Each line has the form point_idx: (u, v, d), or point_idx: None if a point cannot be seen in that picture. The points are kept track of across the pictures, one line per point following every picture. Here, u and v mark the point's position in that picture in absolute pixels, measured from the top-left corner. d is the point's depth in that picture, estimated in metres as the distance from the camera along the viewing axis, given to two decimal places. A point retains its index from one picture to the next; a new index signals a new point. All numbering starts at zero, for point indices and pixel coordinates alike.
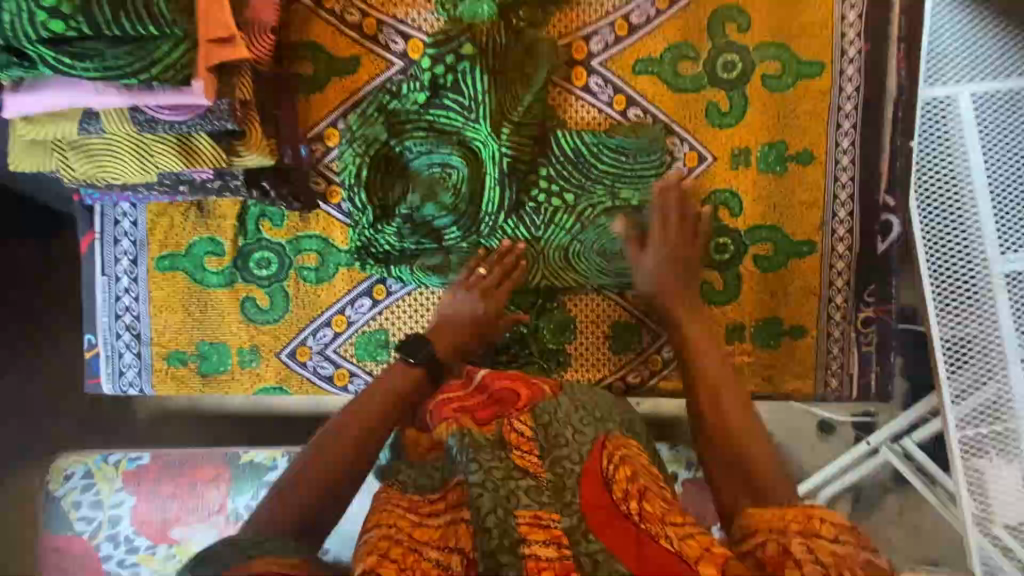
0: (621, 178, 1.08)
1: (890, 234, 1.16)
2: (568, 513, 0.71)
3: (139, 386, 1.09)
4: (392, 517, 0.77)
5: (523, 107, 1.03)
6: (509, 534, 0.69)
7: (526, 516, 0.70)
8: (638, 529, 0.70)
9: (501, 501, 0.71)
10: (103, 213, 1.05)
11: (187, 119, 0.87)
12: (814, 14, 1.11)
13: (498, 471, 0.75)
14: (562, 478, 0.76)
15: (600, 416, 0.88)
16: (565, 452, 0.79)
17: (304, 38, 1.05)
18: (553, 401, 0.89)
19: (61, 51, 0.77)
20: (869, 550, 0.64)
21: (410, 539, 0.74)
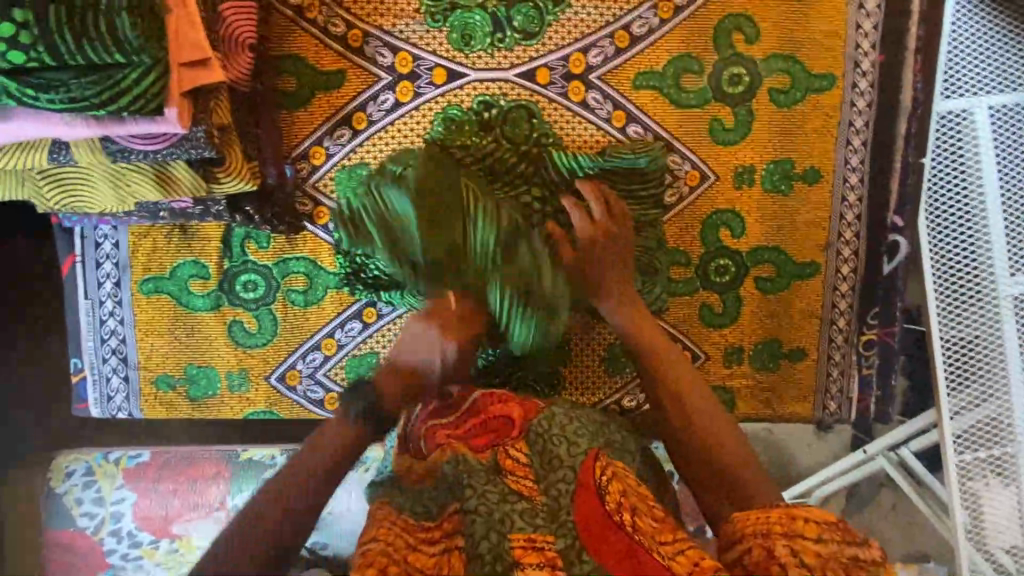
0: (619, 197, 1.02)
1: (897, 255, 1.12)
2: (563, 533, 0.72)
3: (128, 409, 1.08)
4: (389, 530, 0.74)
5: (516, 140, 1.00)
6: (501, 559, 0.70)
7: (520, 539, 0.71)
8: (634, 542, 0.71)
9: (495, 524, 0.72)
10: (83, 235, 1.03)
11: (162, 148, 0.83)
12: (826, 24, 1.05)
13: (494, 494, 0.74)
14: (557, 499, 0.75)
15: (593, 431, 0.86)
16: (559, 473, 0.77)
17: (285, 51, 0.99)
18: (547, 417, 0.85)
19: (23, 82, 0.72)
20: (853, 544, 0.64)
21: (404, 561, 0.71)
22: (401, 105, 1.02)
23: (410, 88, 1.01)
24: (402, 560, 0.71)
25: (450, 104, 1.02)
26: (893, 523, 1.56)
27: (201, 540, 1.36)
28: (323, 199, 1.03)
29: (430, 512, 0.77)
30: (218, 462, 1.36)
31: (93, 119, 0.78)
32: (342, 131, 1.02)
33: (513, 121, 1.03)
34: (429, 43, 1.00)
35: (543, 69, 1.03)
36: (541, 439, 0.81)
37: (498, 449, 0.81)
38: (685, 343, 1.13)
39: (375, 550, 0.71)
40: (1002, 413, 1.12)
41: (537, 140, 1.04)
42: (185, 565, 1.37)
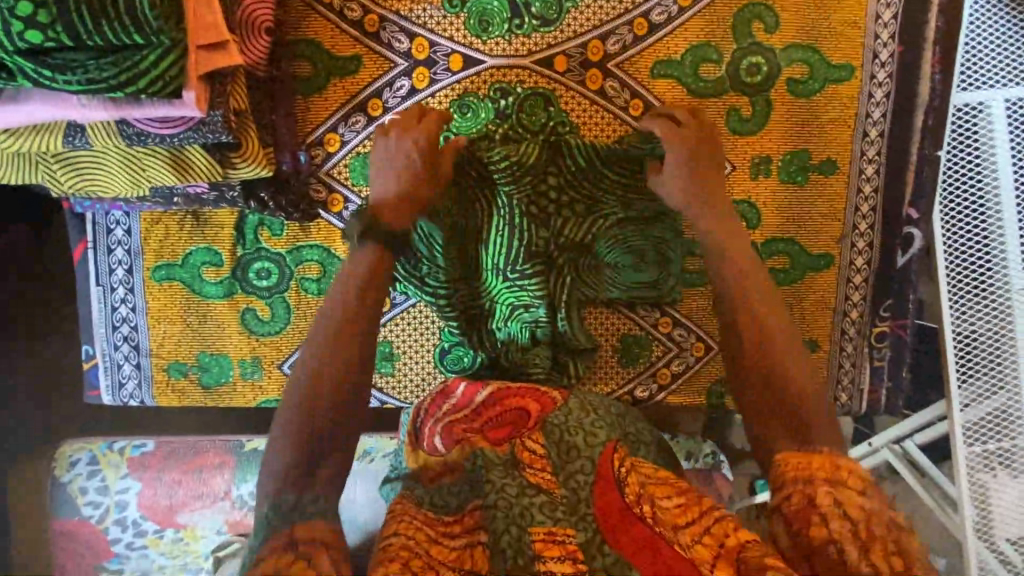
0: (635, 187, 1.01)
1: (911, 247, 1.12)
2: (583, 526, 0.72)
3: (140, 397, 1.07)
4: (411, 525, 0.73)
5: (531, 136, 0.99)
6: (523, 553, 0.70)
7: (541, 532, 0.71)
8: (654, 533, 0.70)
9: (515, 519, 0.72)
10: (95, 221, 1.01)
11: (179, 132, 0.82)
12: (846, 14, 1.04)
13: (512, 488, 0.75)
14: (576, 491, 0.75)
15: (611, 421, 0.86)
16: (578, 464, 0.78)
17: (301, 36, 0.98)
18: (563, 412, 0.85)
19: (41, 62, 0.71)
20: (892, 510, 0.65)
21: (428, 555, 0.70)
22: (416, 92, 1.01)
23: (426, 74, 1.00)
24: (424, 553, 0.70)
25: (467, 91, 1.01)
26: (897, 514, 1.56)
27: (206, 529, 1.36)
28: (337, 186, 1.02)
29: (449, 506, 0.78)
30: (222, 452, 1.35)
31: (110, 100, 0.76)
32: (358, 117, 1.01)
33: (530, 109, 1.02)
34: (446, 28, 0.99)
35: (561, 57, 1.02)
36: (557, 430, 0.82)
37: (516, 441, 0.82)
38: (698, 334, 1.13)
39: (397, 543, 0.69)
40: (1013, 405, 1.12)
41: (553, 128, 1.02)
42: (191, 553, 1.37)
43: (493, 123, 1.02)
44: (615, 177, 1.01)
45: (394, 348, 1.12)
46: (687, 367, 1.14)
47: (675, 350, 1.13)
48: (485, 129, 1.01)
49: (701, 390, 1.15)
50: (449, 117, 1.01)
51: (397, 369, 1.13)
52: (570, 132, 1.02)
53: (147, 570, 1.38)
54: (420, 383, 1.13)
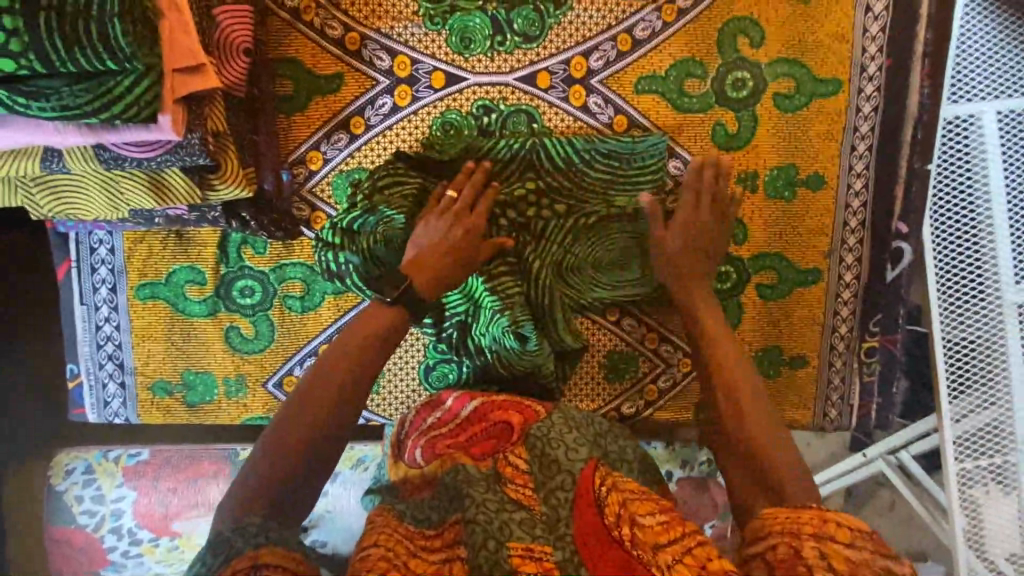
0: (614, 184, 1.03)
1: (901, 262, 1.10)
2: (560, 545, 0.71)
3: (125, 415, 1.07)
4: (390, 537, 0.73)
5: (509, 165, 1.01)
6: (499, 566, 0.69)
7: (518, 548, 0.70)
8: (633, 556, 0.69)
9: (494, 532, 0.72)
10: (78, 241, 1.01)
11: (155, 156, 0.82)
12: (833, 27, 1.03)
13: (492, 503, 0.75)
14: (555, 509, 0.74)
15: (595, 436, 0.84)
16: (558, 480, 0.77)
17: (281, 54, 0.97)
18: (546, 423, 0.85)
19: (16, 90, 0.71)
20: (886, 557, 0.62)
21: (407, 567, 0.69)
22: (398, 109, 1.00)
23: (408, 92, 1.00)
24: (403, 564, 0.69)
25: (450, 108, 1.01)
26: (889, 523, 1.56)
27: (200, 538, 1.38)
28: (321, 205, 1.02)
29: (431, 520, 0.77)
30: (218, 461, 1.35)
31: (85, 126, 0.76)
32: (340, 135, 1.00)
33: (512, 127, 1.02)
34: (428, 46, 0.98)
35: (544, 73, 1.01)
36: (540, 444, 0.82)
37: (499, 457, 0.83)
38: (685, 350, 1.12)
39: (375, 556, 0.69)
40: (1004, 421, 1.11)
41: (536, 143, 1.01)
42: (185, 562, 1.39)
43: (475, 142, 1.00)
44: (594, 174, 1.02)
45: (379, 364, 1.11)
46: (674, 383, 1.13)
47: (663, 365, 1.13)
48: (473, 142, 1.00)
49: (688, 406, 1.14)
50: (434, 135, 1.01)
51: (382, 386, 1.12)
52: (555, 143, 1.01)
53: None
54: (406, 398, 1.13)
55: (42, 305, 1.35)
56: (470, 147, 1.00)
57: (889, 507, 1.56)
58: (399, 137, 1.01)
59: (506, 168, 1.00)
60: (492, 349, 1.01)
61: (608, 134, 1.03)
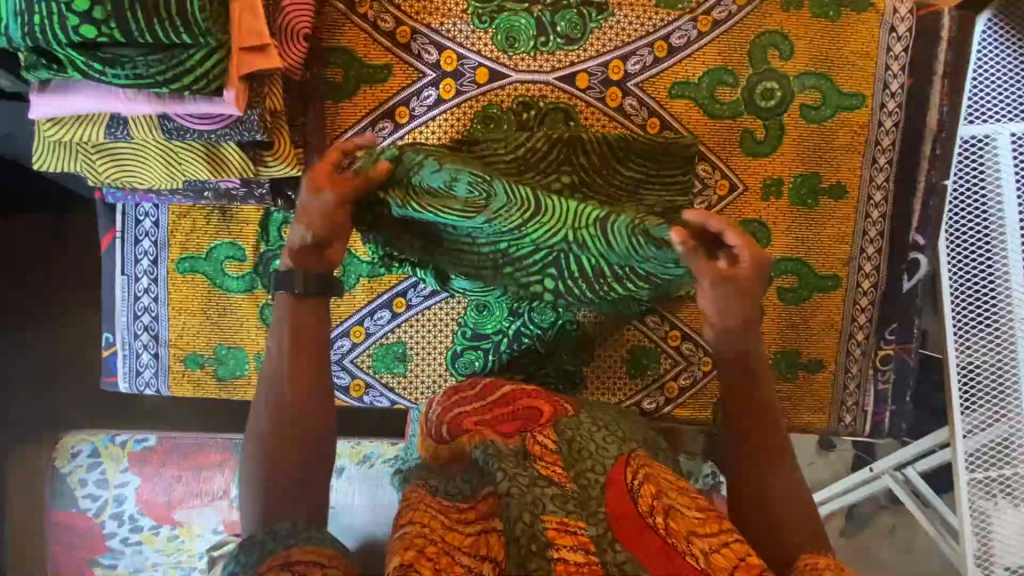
0: (645, 183, 1.04)
1: (917, 272, 1.14)
2: (594, 521, 0.71)
3: (155, 386, 1.09)
4: (426, 514, 0.76)
5: (543, 155, 1.00)
6: (536, 539, 0.69)
7: (553, 522, 0.71)
8: (667, 543, 0.71)
9: (528, 506, 0.71)
10: (124, 213, 1.05)
11: (216, 129, 0.85)
12: (858, 45, 1.08)
13: (525, 478, 0.74)
14: (586, 488, 0.75)
15: (623, 437, 0.87)
16: (589, 463, 0.79)
17: (334, 43, 1.02)
18: (575, 420, 0.88)
19: (91, 56, 0.74)
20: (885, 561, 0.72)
21: (443, 541, 0.72)
22: (443, 101, 1.04)
23: (452, 85, 1.04)
24: (439, 539, 0.72)
25: (491, 102, 1.05)
26: (894, 545, 1.56)
27: (203, 527, 1.37)
28: None
29: (463, 493, 0.81)
30: (224, 451, 1.38)
31: (154, 96, 0.80)
32: (385, 123, 1.04)
33: (548, 124, 1.05)
34: (474, 43, 1.03)
35: (583, 74, 1.05)
36: (569, 431, 0.84)
37: (526, 436, 0.83)
38: (706, 349, 1.15)
39: (412, 533, 0.72)
40: (1015, 436, 1.13)
41: (572, 138, 1.01)
42: (186, 552, 1.37)
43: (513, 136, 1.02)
44: (627, 173, 1.03)
45: (408, 348, 1.14)
46: (694, 381, 1.16)
47: (684, 363, 1.15)
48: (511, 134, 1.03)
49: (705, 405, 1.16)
50: (474, 127, 1.05)
51: (410, 370, 1.14)
52: (591, 140, 1.02)
53: (140, 567, 1.38)
54: (432, 385, 1.15)
55: (42, 303, 1.45)
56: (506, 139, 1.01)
57: (890, 532, 1.56)
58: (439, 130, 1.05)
59: (539, 158, 1.00)
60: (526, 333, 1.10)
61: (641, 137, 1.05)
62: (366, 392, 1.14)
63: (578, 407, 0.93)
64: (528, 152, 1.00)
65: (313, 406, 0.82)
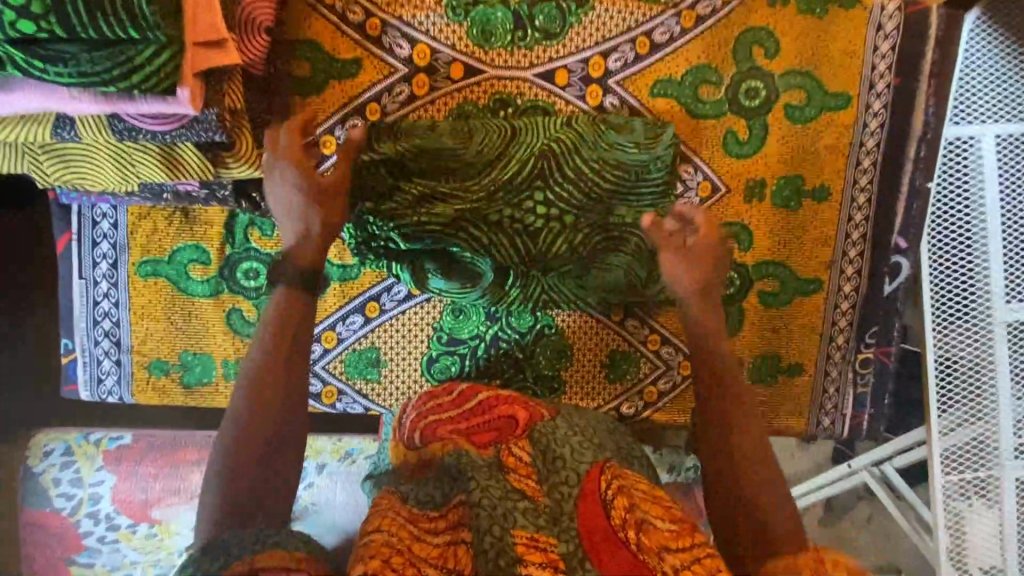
0: (621, 194, 1.00)
1: (899, 276, 1.13)
2: (566, 537, 0.70)
3: (119, 393, 1.06)
4: (394, 522, 0.73)
5: (513, 162, 0.97)
6: (505, 553, 0.68)
7: (523, 537, 0.70)
8: (638, 561, 0.69)
9: (498, 520, 0.70)
10: (80, 214, 1.00)
11: (171, 130, 0.81)
12: (845, 43, 1.05)
13: (496, 490, 0.73)
14: (560, 502, 0.74)
15: (598, 443, 0.84)
16: (563, 475, 0.76)
17: (300, 35, 0.97)
18: (552, 424, 0.86)
19: (31, 53, 0.69)
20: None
21: (409, 551, 0.70)
22: (416, 98, 1.00)
23: (426, 81, 1.00)
24: (406, 550, 0.70)
25: (467, 100, 1.01)
26: (868, 534, 1.59)
27: (181, 527, 1.35)
28: None
29: (435, 501, 0.78)
30: (202, 447, 1.36)
31: (101, 95, 0.75)
32: (355, 120, 1.00)
33: (517, 138, 0.97)
34: (448, 37, 0.98)
35: (562, 71, 1.01)
36: (544, 440, 0.82)
37: (501, 447, 0.82)
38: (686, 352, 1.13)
39: (378, 540, 0.70)
40: (991, 437, 1.14)
41: (545, 153, 0.97)
42: (164, 550, 1.35)
43: (483, 163, 0.96)
44: (602, 182, 0.99)
45: (381, 353, 1.10)
46: (674, 386, 1.13)
47: (663, 367, 1.13)
48: (487, 147, 0.96)
49: (686, 409, 1.14)
50: (443, 140, 0.95)
51: (384, 375, 1.11)
52: (566, 139, 0.98)
53: (118, 565, 1.35)
54: (407, 389, 1.12)
55: None
56: (468, 167, 0.96)
57: (866, 522, 1.60)
58: (404, 141, 0.96)
59: (511, 184, 0.97)
60: (504, 334, 1.10)
61: (622, 128, 1.00)
62: (338, 398, 1.12)
63: (554, 412, 0.91)
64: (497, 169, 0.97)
65: (292, 400, 0.76)
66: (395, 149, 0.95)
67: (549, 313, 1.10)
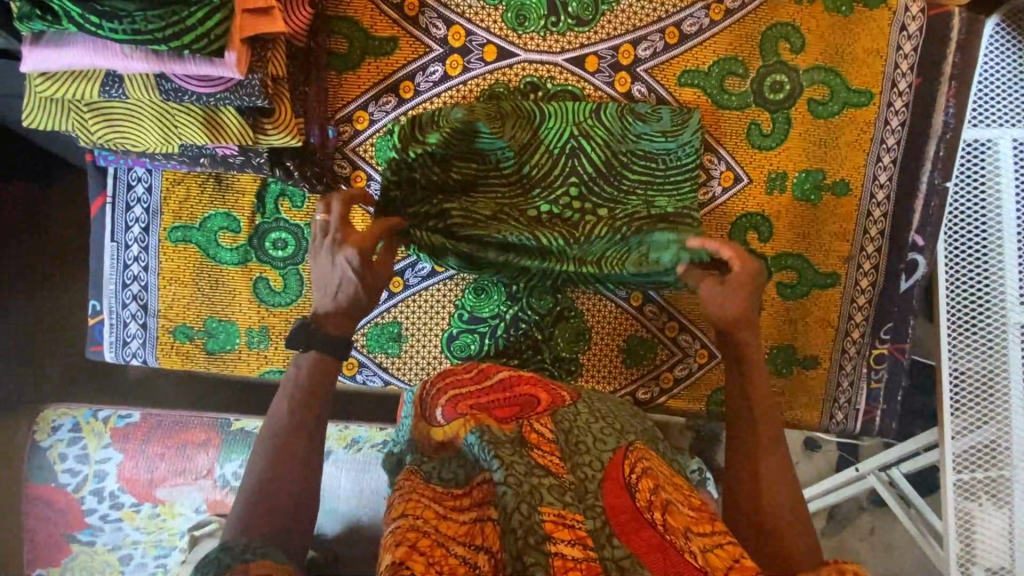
0: (655, 186, 1.01)
1: (915, 273, 1.15)
2: (591, 514, 0.69)
3: (142, 357, 1.07)
4: (419, 504, 0.74)
5: (544, 152, 0.99)
6: (534, 532, 0.64)
7: (550, 513, 0.66)
8: (664, 540, 0.67)
9: (525, 497, 0.67)
10: (116, 176, 1.02)
11: (215, 92, 0.83)
12: (869, 42, 1.08)
13: (521, 466, 0.70)
14: (583, 481, 0.73)
15: (620, 428, 0.86)
16: (586, 458, 0.76)
17: (341, 12, 1.00)
18: (572, 409, 0.87)
19: (88, 8, 0.71)
20: None
21: (437, 531, 0.71)
22: (448, 78, 1.02)
23: (460, 62, 1.02)
24: (433, 531, 0.71)
25: (498, 81, 1.03)
26: (871, 545, 1.58)
27: (185, 507, 1.33)
28: (361, 164, 1.04)
29: (458, 479, 0.80)
30: (209, 429, 1.36)
31: (152, 53, 0.77)
32: (389, 97, 1.02)
33: (546, 124, 1.00)
34: (484, 19, 1.01)
35: (592, 57, 1.04)
36: (568, 422, 0.83)
37: (523, 422, 0.80)
38: (703, 341, 1.14)
39: (404, 526, 0.70)
40: (1002, 439, 1.12)
41: (575, 147, 1.00)
42: (166, 531, 1.33)
43: (518, 147, 0.98)
44: (636, 175, 1.01)
45: (403, 328, 1.12)
46: (690, 373, 1.15)
47: (680, 354, 1.14)
48: (518, 133, 0.98)
49: (701, 397, 1.15)
50: (479, 124, 0.95)
51: (405, 349, 1.13)
52: (591, 125, 1.00)
53: (119, 545, 1.33)
54: (427, 366, 1.13)
55: (30, 270, 1.41)
56: (505, 153, 0.97)
57: (869, 533, 1.59)
58: (444, 127, 0.96)
59: (547, 176, 0.99)
60: (525, 316, 1.10)
61: (650, 115, 1.01)
62: (358, 370, 1.13)
63: (575, 396, 0.92)
64: (528, 160, 0.99)
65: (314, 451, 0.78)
66: (441, 137, 0.96)
67: (569, 295, 1.12)
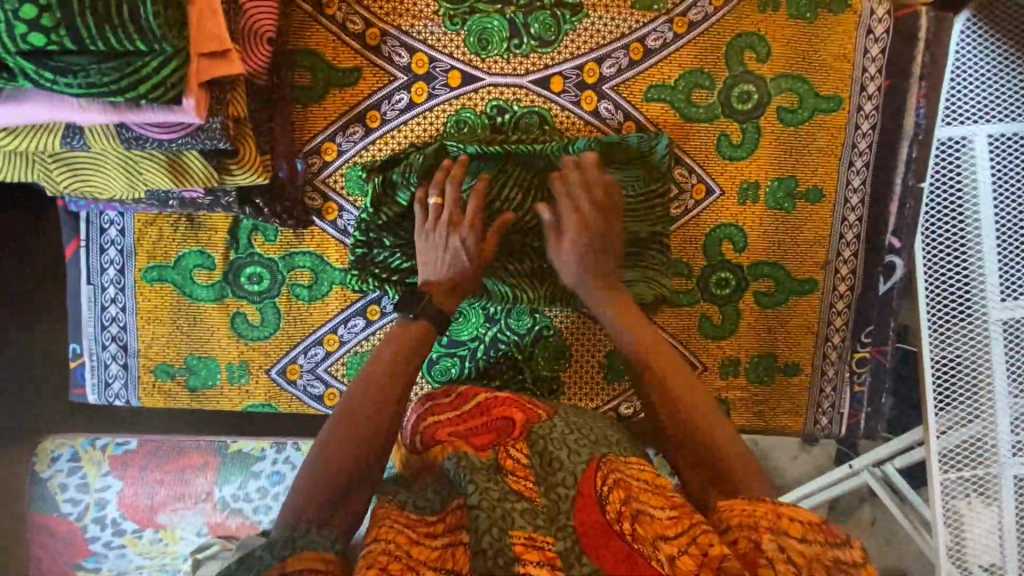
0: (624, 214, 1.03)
1: (893, 275, 1.13)
2: (562, 536, 0.67)
3: (126, 397, 1.08)
4: (392, 529, 0.70)
5: (511, 187, 1.01)
6: (503, 553, 0.64)
7: (521, 537, 0.66)
8: (633, 549, 0.66)
9: (497, 520, 0.67)
10: (89, 220, 1.03)
11: (177, 138, 0.83)
12: (835, 47, 1.07)
13: (495, 490, 0.70)
14: (556, 502, 0.72)
15: (595, 439, 0.84)
16: (560, 476, 0.75)
17: (303, 45, 1.00)
18: (549, 426, 0.86)
19: (44, 66, 0.71)
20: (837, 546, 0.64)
21: (409, 556, 0.67)
22: (415, 105, 1.02)
23: (424, 89, 1.02)
24: (405, 556, 0.67)
25: (464, 106, 1.03)
26: (872, 535, 1.60)
27: (186, 531, 1.36)
28: (333, 195, 1.04)
29: (433, 506, 0.75)
30: (206, 452, 1.35)
31: (110, 104, 0.77)
32: (356, 127, 1.02)
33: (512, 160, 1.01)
34: (446, 45, 1.01)
35: (557, 77, 1.04)
36: (542, 441, 0.81)
37: (499, 449, 0.80)
38: (683, 352, 1.15)
39: (375, 550, 0.67)
40: (989, 436, 1.10)
41: (542, 182, 1.01)
42: (168, 555, 1.36)
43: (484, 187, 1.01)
44: None
45: None
46: None
47: None
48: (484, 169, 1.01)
49: None
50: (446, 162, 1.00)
51: None
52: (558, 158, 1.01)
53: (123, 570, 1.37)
54: None
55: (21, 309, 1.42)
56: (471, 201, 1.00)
57: (870, 525, 1.60)
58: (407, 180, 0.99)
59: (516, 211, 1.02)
60: (504, 338, 1.11)
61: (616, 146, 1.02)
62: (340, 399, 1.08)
63: (552, 414, 0.90)
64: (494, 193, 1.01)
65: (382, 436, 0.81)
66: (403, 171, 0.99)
67: (546, 313, 1.12)
